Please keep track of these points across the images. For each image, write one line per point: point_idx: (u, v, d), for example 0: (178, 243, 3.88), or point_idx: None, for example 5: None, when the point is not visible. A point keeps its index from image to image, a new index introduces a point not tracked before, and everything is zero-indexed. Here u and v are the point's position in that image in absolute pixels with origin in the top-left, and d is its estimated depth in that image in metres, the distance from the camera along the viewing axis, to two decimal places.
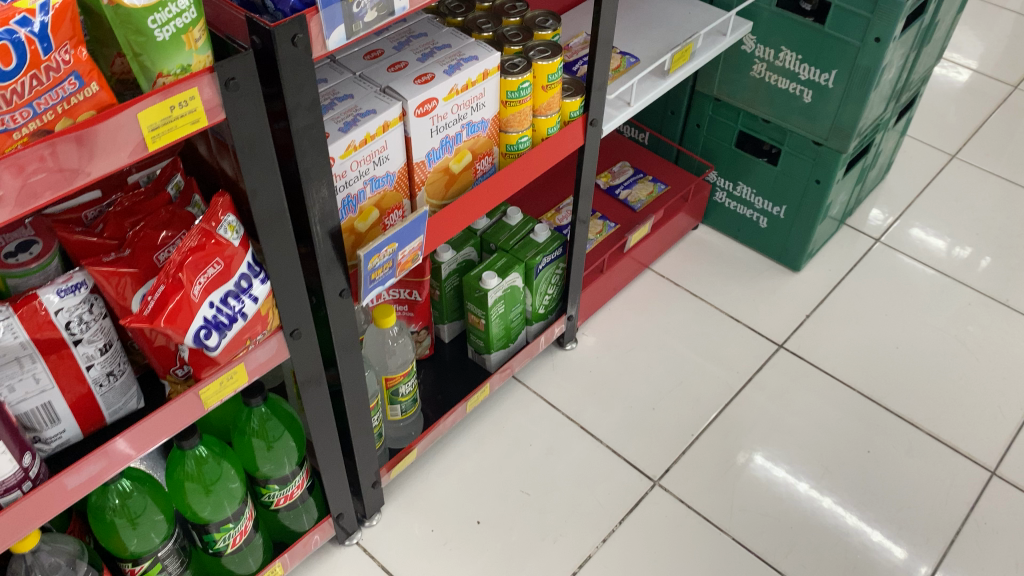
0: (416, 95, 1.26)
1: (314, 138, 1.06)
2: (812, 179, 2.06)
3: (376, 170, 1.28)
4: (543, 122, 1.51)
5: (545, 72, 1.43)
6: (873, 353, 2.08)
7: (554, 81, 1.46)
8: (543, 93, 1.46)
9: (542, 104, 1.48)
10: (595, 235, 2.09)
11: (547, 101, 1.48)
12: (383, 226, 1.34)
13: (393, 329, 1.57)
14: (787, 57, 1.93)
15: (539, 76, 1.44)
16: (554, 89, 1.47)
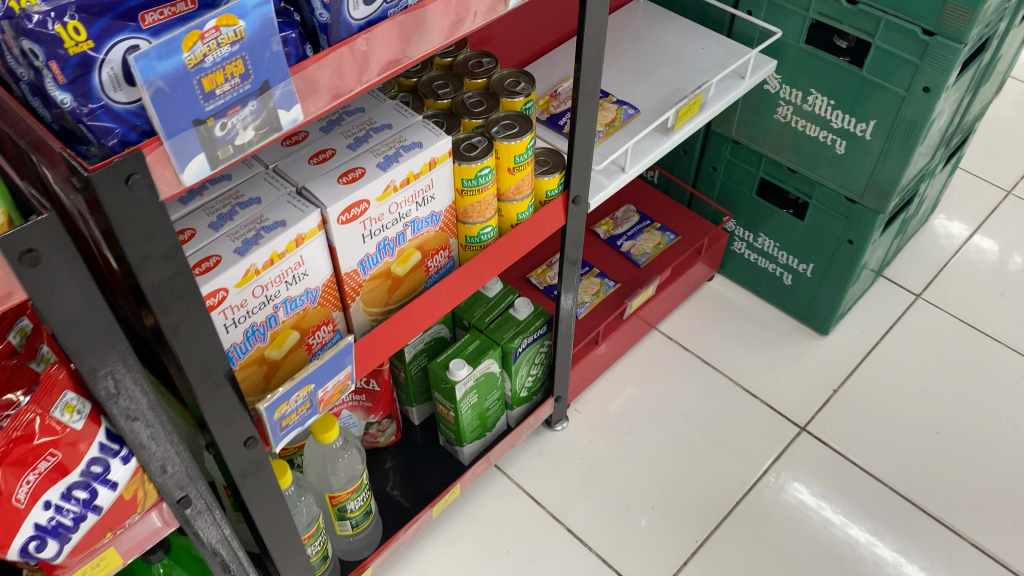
0: (338, 201, 1.01)
1: (178, 289, 0.82)
2: (844, 238, 1.79)
3: (291, 290, 1.04)
4: (512, 207, 1.25)
5: (512, 153, 1.17)
6: (910, 439, 1.81)
7: (523, 162, 1.19)
8: (510, 176, 1.20)
9: (510, 188, 1.22)
10: (590, 298, 1.83)
11: (515, 184, 1.21)
12: (305, 347, 1.10)
13: (335, 442, 1.34)
14: (817, 101, 1.64)
15: (504, 157, 1.18)
16: (524, 171, 1.21)
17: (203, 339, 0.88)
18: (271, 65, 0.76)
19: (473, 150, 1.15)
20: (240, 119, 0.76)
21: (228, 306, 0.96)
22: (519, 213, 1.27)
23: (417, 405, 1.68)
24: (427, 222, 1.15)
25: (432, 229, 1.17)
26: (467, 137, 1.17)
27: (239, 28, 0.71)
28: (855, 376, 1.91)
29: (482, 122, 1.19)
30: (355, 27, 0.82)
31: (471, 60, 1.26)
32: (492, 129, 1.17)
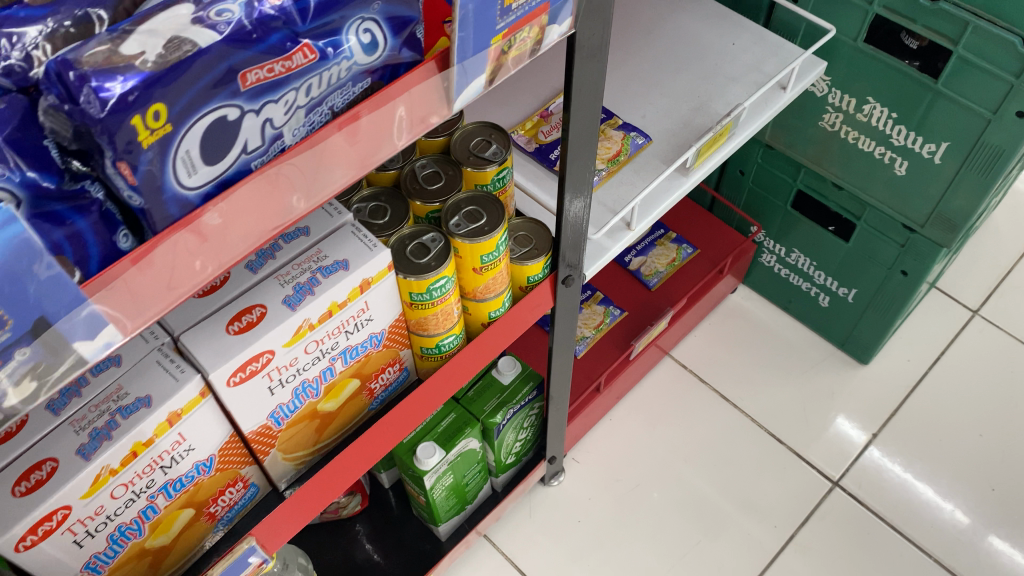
0: (225, 363, 0.74)
1: None
2: (896, 268, 1.49)
3: (173, 470, 0.78)
4: (484, 304, 0.95)
5: (477, 250, 0.87)
6: (963, 496, 1.55)
7: (495, 257, 0.90)
8: (477, 275, 0.90)
9: (479, 286, 0.92)
10: (592, 331, 1.54)
11: (485, 281, 0.92)
12: (205, 518, 0.86)
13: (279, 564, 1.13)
14: (874, 111, 1.32)
15: (466, 255, 0.88)
16: (496, 266, 0.91)
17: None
18: (44, 296, 0.47)
19: (435, 261, 0.85)
20: (7, 375, 0.48)
21: (75, 522, 0.71)
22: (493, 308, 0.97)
23: (385, 472, 1.43)
24: (364, 347, 0.87)
25: (371, 352, 0.89)
26: (422, 234, 0.87)
27: None
28: (900, 416, 1.64)
29: (445, 212, 0.88)
30: (195, 198, 0.53)
31: None
32: (449, 223, 0.87)
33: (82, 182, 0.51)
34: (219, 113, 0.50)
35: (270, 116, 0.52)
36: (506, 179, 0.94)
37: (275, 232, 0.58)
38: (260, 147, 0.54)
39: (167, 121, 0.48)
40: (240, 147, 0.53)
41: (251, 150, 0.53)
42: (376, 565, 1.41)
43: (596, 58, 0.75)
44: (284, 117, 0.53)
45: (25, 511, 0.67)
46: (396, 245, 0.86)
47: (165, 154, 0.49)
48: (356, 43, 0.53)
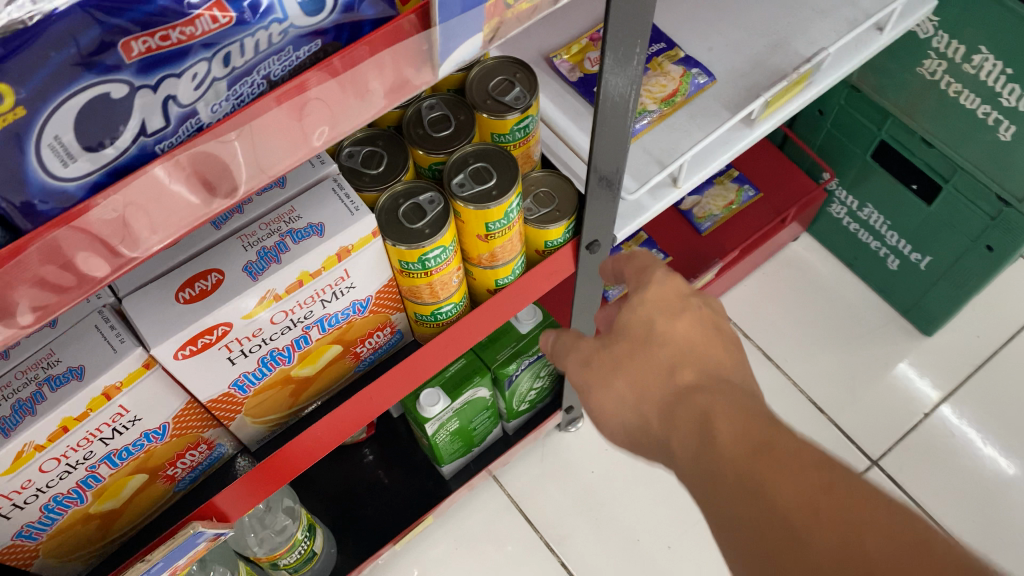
0: (170, 338, 0.64)
1: None
2: (981, 242, 1.31)
3: (116, 441, 0.70)
4: (487, 268, 0.83)
5: (481, 216, 0.75)
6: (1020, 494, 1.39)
7: (504, 225, 0.77)
8: (481, 241, 0.78)
9: (483, 252, 0.80)
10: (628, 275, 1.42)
11: (490, 247, 0.80)
12: (160, 481, 0.79)
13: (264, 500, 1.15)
14: (985, 64, 1.12)
15: (470, 219, 0.76)
16: (506, 234, 0.78)
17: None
18: None
19: (429, 226, 0.73)
20: None
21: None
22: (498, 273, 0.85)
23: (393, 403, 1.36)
24: (346, 314, 0.77)
25: (355, 318, 0.79)
26: (420, 191, 0.75)
27: None
28: (961, 395, 1.49)
29: (452, 166, 0.76)
30: (78, 189, 0.41)
31: None
32: (453, 179, 0.75)
33: None
34: (95, 91, 0.38)
35: (172, 93, 0.40)
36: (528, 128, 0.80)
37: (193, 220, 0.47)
38: (165, 128, 0.42)
39: (16, 104, 0.36)
40: (136, 129, 0.40)
41: (152, 133, 0.41)
42: (376, 497, 1.36)
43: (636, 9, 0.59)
44: (196, 93, 0.41)
45: None
46: (389, 200, 0.74)
47: (25, 144, 0.37)
48: (292, 0, 0.40)
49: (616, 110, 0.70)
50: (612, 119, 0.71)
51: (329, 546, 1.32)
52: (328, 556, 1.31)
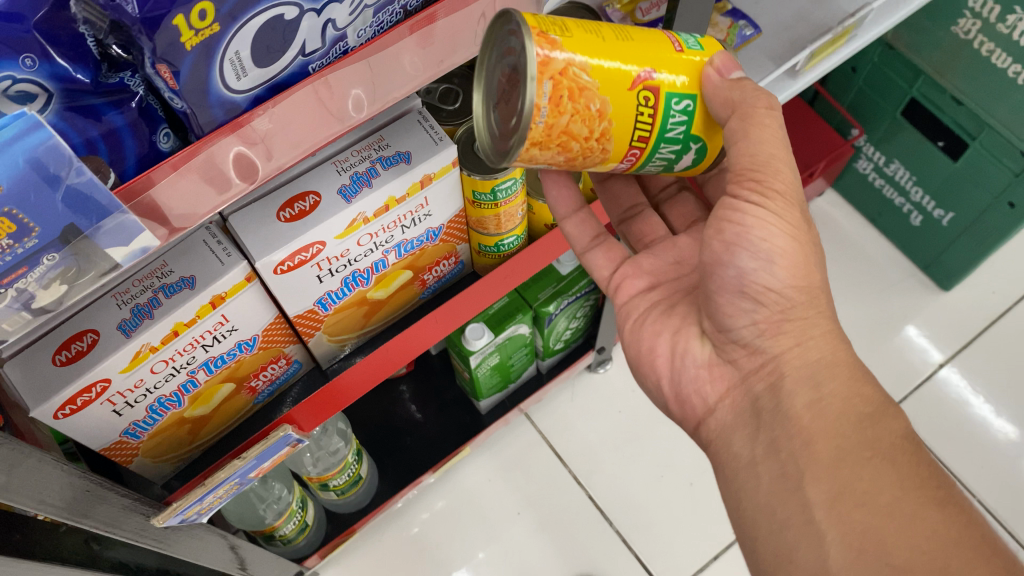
0: (273, 253, 0.69)
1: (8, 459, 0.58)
2: (1003, 199, 1.36)
3: (214, 349, 0.76)
4: (533, 130, 0.58)
5: (645, 61, 0.60)
6: None
7: (644, 111, 0.62)
8: (607, 92, 0.59)
9: (587, 94, 0.58)
10: None
11: (603, 104, 0.59)
12: (242, 390, 0.85)
13: (332, 442, 1.22)
14: (1018, 23, 1.16)
15: (630, 50, 0.60)
16: (628, 116, 0.61)
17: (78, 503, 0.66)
18: (73, 205, 0.42)
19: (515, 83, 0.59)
20: (33, 279, 0.45)
21: (115, 394, 0.70)
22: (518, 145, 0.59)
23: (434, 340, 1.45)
24: (420, 241, 0.83)
25: (428, 246, 0.85)
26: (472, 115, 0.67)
27: None
28: (955, 369, 1.53)
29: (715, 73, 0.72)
30: (243, 100, 0.46)
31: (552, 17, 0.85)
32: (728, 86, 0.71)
33: (122, 73, 0.45)
34: (276, 14, 0.43)
35: (332, 17, 0.45)
36: (660, 164, 0.69)
37: (329, 138, 0.53)
38: (321, 49, 0.47)
39: (214, 22, 0.41)
40: (298, 48, 0.46)
41: (309, 53, 0.47)
42: (415, 428, 1.45)
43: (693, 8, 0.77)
44: (349, 17, 0.46)
45: (62, 382, 0.65)
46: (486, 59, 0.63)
47: (209, 56, 0.42)
48: None
49: None
50: None
51: (372, 472, 1.40)
52: (371, 482, 1.39)
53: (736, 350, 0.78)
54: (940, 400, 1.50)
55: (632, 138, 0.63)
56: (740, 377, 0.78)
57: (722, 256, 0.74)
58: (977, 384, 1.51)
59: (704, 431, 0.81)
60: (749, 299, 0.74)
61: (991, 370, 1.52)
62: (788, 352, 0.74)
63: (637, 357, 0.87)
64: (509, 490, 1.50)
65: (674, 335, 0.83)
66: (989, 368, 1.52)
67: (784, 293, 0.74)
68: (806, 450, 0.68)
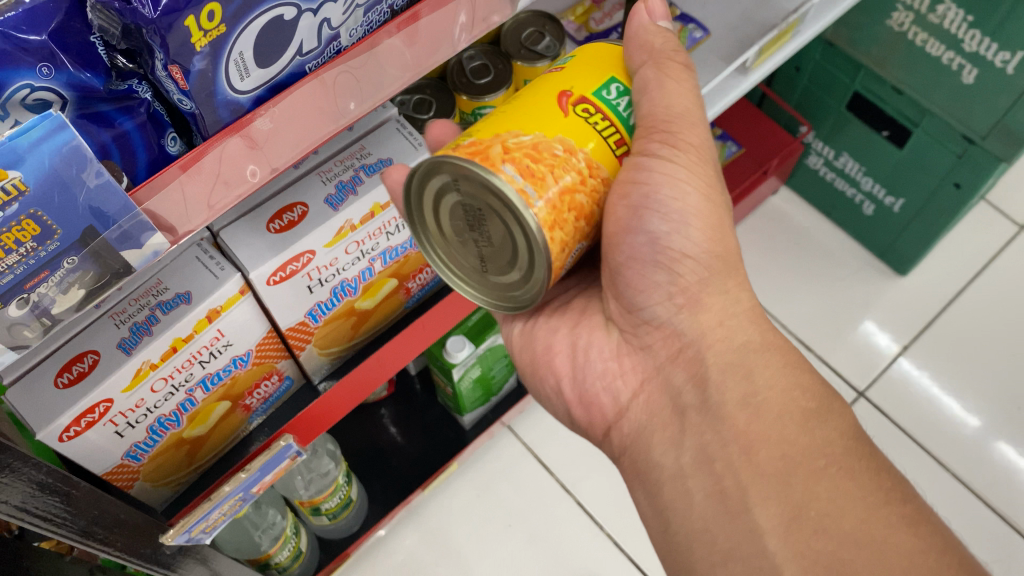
0: (266, 263, 0.71)
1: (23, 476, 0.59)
2: (949, 180, 1.42)
3: (211, 365, 0.77)
4: (541, 213, 0.59)
5: (555, 91, 0.63)
6: (995, 418, 1.51)
7: (589, 118, 0.63)
8: (551, 134, 0.61)
9: (545, 143, 0.60)
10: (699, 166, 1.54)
11: (564, 144, 0.61)
12: (239, 409, 0.86)
13: (322, 465, 1.23)
14: (948, 12, 1.22)
15: (531, 99, 0.63)
16: (584, 131, 0.62)
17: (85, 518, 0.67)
18: (94, 205, 0.44)
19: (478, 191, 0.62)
20: (54, 283, 0.46)
21: (117, 414, 0.70)
22: (539, 232, 0.59)
23: (413, 360, 1.46)
24: (404, 247, 0.85)
25: (411, 253, 0.87)
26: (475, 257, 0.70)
27: (11, 180, 0.39)
28: (909, 361, 1.58)
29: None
30: (246, 101, 0.49)
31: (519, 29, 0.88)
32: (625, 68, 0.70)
33: (129, 81, 0.47)
34: (277, 15, 0.46)
35: (327, 17, 0.48)
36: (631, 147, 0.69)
37: (327, 137, 0.55)
38: (316, 49, 0.50)
39: (221, 23, 0.43)
40: (295, 49, 0.48)
41: (306, 53, 0.49)
42: (400, 449, 1.46)
43: None
44: (342, 17, 0.49)
45: (67, 403, 0.65)
46: (436, 201, 0.67)
47: (217, 57, 0.45)
48: None
49: None
50: None
51: (360, 496, 1.40)
52: (360, 506, 1.39)
53: (648, 332, 0.75)
54: (904, 389, 1.54)
55: (606, 142, 0.63)
56: (654, 364, 0.75)
57: (631, 229, 0.70)
58: (940, 362, 1.57)
59: (616, 436, 0.77)
60: (664, 272, 0.71)
61: (951, 353, 1.58)
62: (710, 334, 0.72)
63: (533, 360, 0.85)
64: (498, 504, 1.51)
65: (571, 328, 0.82)
66: (948, 351, 1.58)
67: (702, 259, 0.71)
68: (748, 461, 0.64)
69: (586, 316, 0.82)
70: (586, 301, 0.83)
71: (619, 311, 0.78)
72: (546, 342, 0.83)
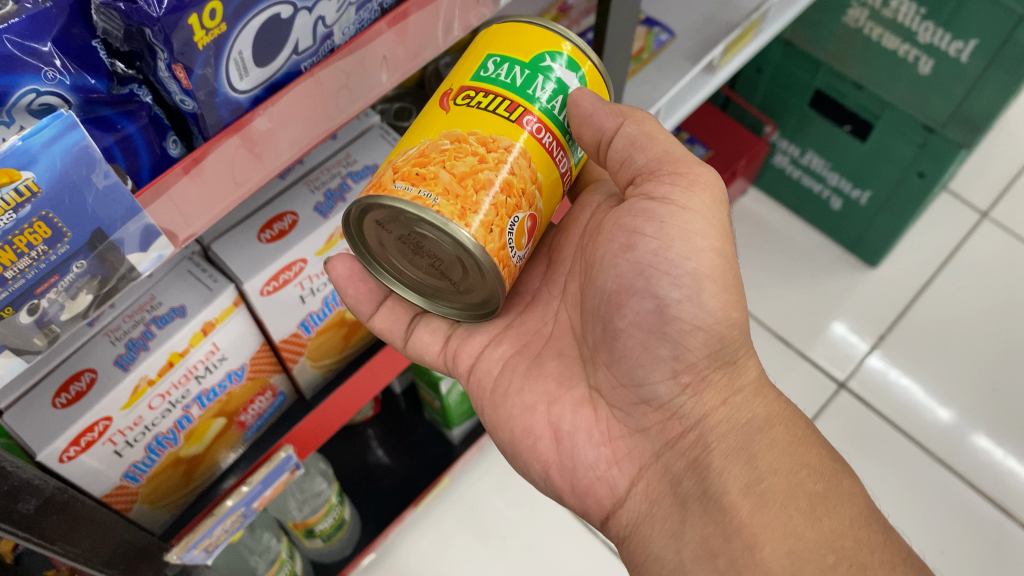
0: (260, 273, 0.72)
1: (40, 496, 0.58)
2: (913, 170, 1.46)
3: (207, 380, 0.76)
4: (440, 205, 0.58)
5: (439, 99, 0.64)
6: (973, 404, 1.55)
7: (477, 101, 0.62)
8: (438, 137, 0.61)
9: (431, 148, 0.61)
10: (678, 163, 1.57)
11: (454, 137, 0.61)
12: (234, 425, 0.85)
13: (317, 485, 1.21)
14: (902, 7, 1.27)
15: (423, 118, 0.65)
16: (470, 116, 0.61)
17: (90, 539, 0.65)
18: (103, 208, 0.44)
19: (390, 219, 0.63)
20: (63, 289, 0.46)
21: (116, 432, 0.70)
22: (447, 222, 0.58)
23: (397, 378, 1.46)
24: None
25: None
26: (446, 279, 0.70)
27: (23, 181, 0.39)
28: (880, 356, 1.60)
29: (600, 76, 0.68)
30: (245, 101, 0.49)
31: None
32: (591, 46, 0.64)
33: (130, 86, 0.48)
34: (274, 14, 0.46)
35: (322, 14, 0.49)
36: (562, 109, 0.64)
37: (322, 136, 0.56)
38: (311, 48, 0.51)
39: (221, 21, 0.44)
40: (291, 48, 0.49)
41: (301, 51, 0.50)
42: (389, 470, 1.45)
43: (624, 9, 0.83)
44: (336, 15, 0.51)
45: (67, 422, 0.65)
46: (376, 237, 0.69)
47: (218, 55, 0.45)
48: None
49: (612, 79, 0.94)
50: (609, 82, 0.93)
51: (353, 517, 1.38)
52: (353, 529, 1.37)
53: (645, 413, 0.73)
54: (884, 379, 1.57)
55: (499, 112, 0.61)
56: (652, 451, 0.73)
57: (637, 285, 0.69)
58: (915, 352, 1.61)
59: (615, 524, 0.74)
60: (668, 345, 0.69)
61: (924, 342, 1.62)
62: (713, 415, 0.71)
63: (511, 436, 0.78)
64: (492, 519, 1.51)
65: (550, 406, 0.77)
66: (923, 339, 1.62)
67: (715, 331, 0.69)
68: (751, 559, 0.63)
69: (566, 390, 0.77)
70: (561, 368, 0.78)
71: (611, 381, 0.75)
72: (525, 423, 0.77)
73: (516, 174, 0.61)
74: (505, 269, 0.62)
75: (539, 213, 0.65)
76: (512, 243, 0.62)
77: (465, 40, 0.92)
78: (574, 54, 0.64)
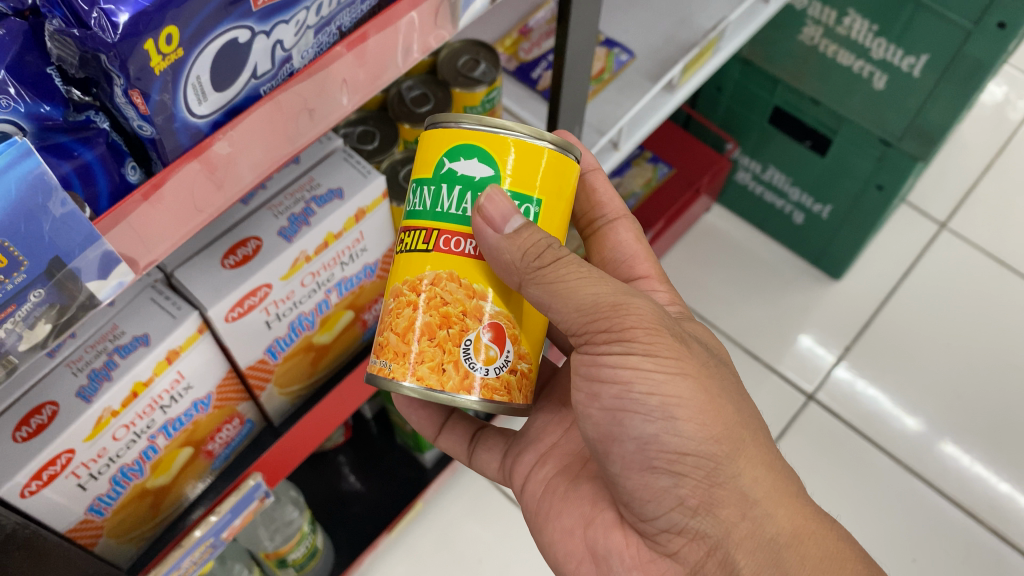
0: (224, 299, 0.71)
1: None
2: (872, 183, 1.49)
3: (172, 409, 0.75)
4: (394, 370, 0.63)
5: None
6: (942, 415, 1.56)
7: (406, 241, 0.64)
8: (388, 296, 0.66)
9: (386, 312, 0.65)
10: (642, 185, 1.58)
11: (397, 292, 0.64)
12: (201, 454, 0.84)
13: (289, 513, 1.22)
14: (854, 24, 1.30)
15: None
16: (402, 261, 0.64)
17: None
18: (60, 236, 0.43)
19: None
20: (21, 318, 0.45)
21: (79, 465, 0.69)
22: (402, 383, 0.62)
23: (368, 402, 1.45)
24: (358, 278, 0.86)
25: (364, 283, 0.88)
26: None
27: None
28: (847, 366, 1.62)
29: (559, 144, 0.64)
30: (204, 125, 0.49)
31: (456, 61, 0.90)
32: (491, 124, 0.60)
33: (87, 112, 0.48)
34: (231, 38, 0.47)
35: (280, 38, 0.50)
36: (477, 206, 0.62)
37: (283, 160, 0.56)
38: (270, 71, 0.51)
39: (179, 46, 0.44)
40: (250, 72, 0.49)
41: (260, 75, 0.50)
42: (362, 496, 1.44)
43: (584, 33, 0.84)
44: (294, 38, 0.51)
45: (28, 456, 0.63)
46: None
47: (176, 80, 0.45)
48: None
49: (576, 103, 0.94)
50: (574, 106, 0.94)
51: (326, 545, 1.36)
52: (326, 555, 1.35)
53: (670, 539, 0.70)
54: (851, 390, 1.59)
55: (417, 246, 0.62)
56: (687, 569, 0.70)
57: (615, 432, 0.66)
58: (880, 362, 1.63)
59: None
60: (664, 474, 0.66)
61: (886, 351, 1.64)
62: (735, 532, 0.66)
63: (557, 565, 0.80)
64: (467, 541, 1.50)
65: (586, 529, 0.77)
66: (886, 347, 1.65)
67: (704, 452, 0.65)
68: None
69: (599, 512, 0.76)
70: (595, 490, 0.78)
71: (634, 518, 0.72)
72: (567, 548, 0.78)
73: (450, 302, 0.62)
74: (484, 393, 0.62)
75: (504, 315, 0.64)
76: (473, 364, 0.62)
77: (426, 62, 0.93)
78: (483, 144, 0.61)
